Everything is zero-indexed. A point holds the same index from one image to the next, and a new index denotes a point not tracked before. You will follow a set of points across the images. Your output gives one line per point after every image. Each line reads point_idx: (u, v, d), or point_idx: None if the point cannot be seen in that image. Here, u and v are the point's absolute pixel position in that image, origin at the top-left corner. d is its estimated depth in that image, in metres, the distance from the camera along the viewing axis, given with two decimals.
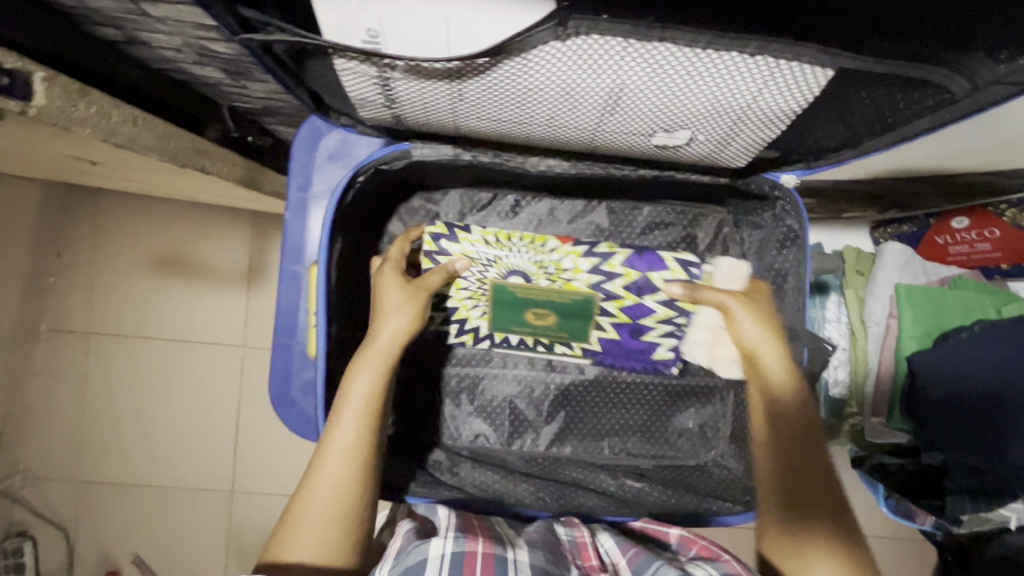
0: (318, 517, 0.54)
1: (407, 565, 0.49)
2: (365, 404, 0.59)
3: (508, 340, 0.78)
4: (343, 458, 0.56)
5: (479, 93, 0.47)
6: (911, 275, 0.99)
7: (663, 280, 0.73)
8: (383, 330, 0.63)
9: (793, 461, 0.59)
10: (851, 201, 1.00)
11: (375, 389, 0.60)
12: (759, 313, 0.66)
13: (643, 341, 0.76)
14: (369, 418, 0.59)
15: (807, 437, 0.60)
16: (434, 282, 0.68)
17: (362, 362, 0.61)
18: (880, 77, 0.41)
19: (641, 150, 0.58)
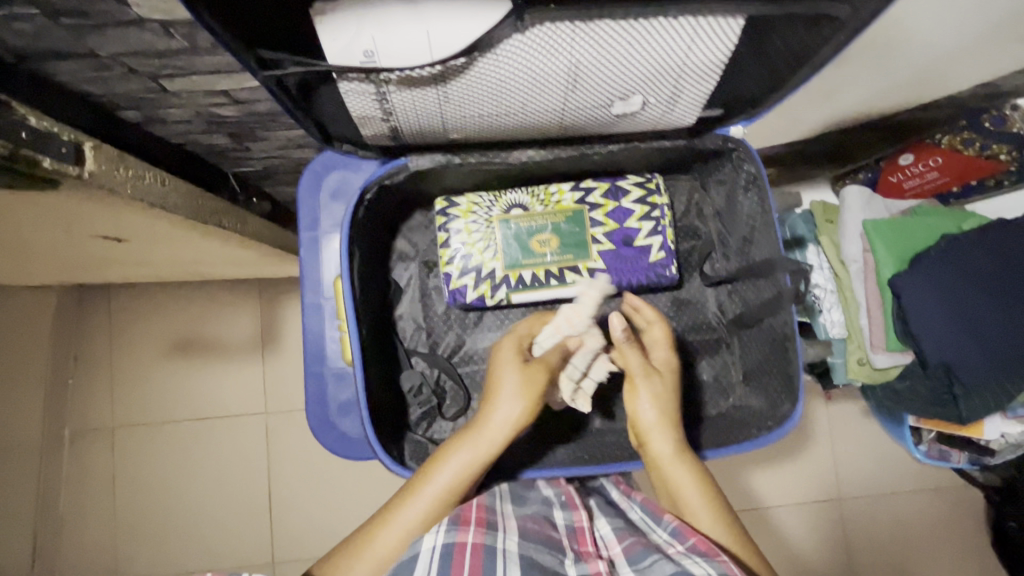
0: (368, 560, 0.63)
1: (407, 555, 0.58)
2: (447, 489, 0.66)
3: (523, 279, 0.81)
4: (409, 526, 0.65)
5: (460, 93, 0.56)
6: (876, 213, 1.05)
7: (630, 184, 0.82)
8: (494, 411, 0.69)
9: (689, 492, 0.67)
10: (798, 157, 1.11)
11: (463, 474, 0.67)
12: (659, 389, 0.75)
13: (636, 247, 0.82)
14: (448, 493, 0.66)
15: (701, 481, 0.68)
16: (552, 360, 0.73)
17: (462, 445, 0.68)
18: (783, 18, 0.51)
19: (606, 126, 0.66)
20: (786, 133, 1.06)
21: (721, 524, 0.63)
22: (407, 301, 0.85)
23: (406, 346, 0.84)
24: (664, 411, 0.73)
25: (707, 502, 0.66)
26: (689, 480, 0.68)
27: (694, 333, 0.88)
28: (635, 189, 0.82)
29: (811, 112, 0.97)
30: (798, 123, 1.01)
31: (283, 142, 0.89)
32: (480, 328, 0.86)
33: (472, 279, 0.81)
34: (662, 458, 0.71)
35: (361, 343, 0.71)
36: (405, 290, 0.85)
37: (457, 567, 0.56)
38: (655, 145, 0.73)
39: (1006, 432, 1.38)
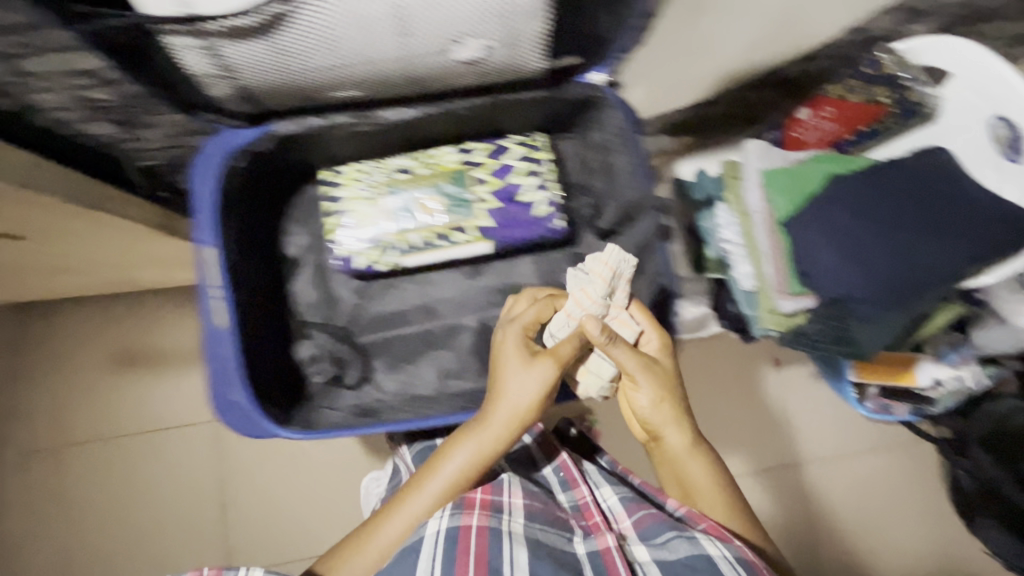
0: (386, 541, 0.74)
1: (421, 537, 0.69)
2: (456, 475, 0.75)
3: (412, 242, 0.82)
4: (415, 514, 0.74)
5: (296, 47, 0.58)
6: (775, 162, 1.07)
7: (511, 141, 0.84)
8: (500, 409, 0.75)
9: (699, 480, 0.78)
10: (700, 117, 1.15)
11: (466, 467, 0.74)
12: (661, 379, 0.78)
13: (521, 202, 0.83)
14: (453, 485, 0.74)
15: (707, 468, 0.79)
16: (564, 354, 0.76)
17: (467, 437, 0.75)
18: None
19: (462, 78, 0.68)
20: (684, 94, 1.09)
21: (723, 507, 0.76)
22: (303, 273, 0.86)
23: (301, 318, 0.84)
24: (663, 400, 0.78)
25: (715, 489, 0.77)
26: (700, 471, 0.79)
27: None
28: (517, 146, 0.84)
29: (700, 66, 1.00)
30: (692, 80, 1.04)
31: (173, 128, 0.89)
32: (379, 294, 0.87)
33: (360, 244, 0.82)
34: (677, 449, 0.80)
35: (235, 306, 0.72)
36: (300, 262, 0.86)
37: (464, 549, 0.67)
38: (518, 98, 0.75)
39: (939, 380, 1.40)
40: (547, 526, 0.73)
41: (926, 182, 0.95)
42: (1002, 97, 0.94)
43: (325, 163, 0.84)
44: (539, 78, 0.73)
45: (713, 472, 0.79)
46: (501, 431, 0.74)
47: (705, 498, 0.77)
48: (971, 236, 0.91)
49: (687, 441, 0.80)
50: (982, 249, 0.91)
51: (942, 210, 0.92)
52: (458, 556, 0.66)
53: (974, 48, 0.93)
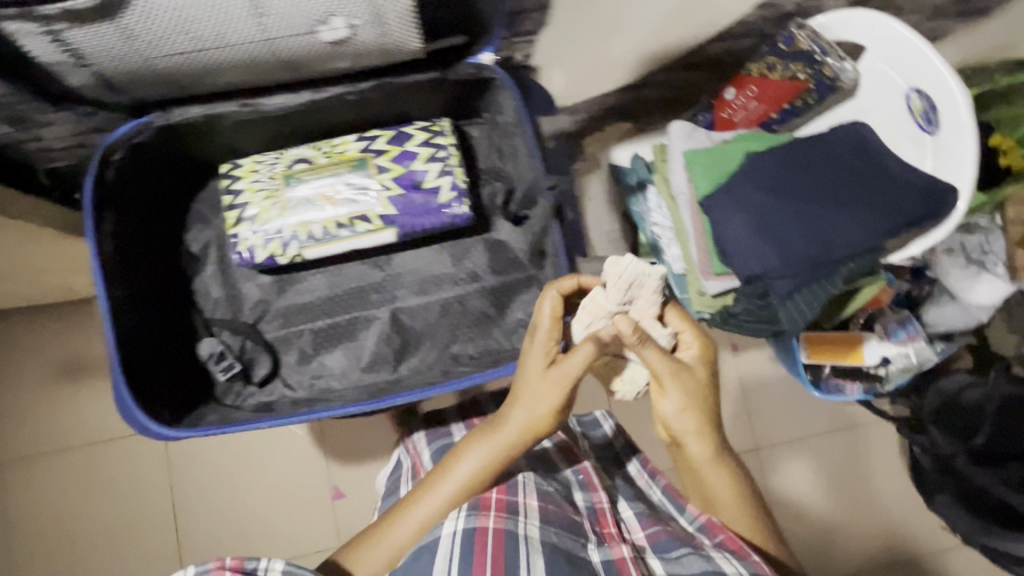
0: (390, 545, 0.73)
1: (430, 537, 0.66)
2: (466, 483, 0.73)
3: (313, 234, 0.80)
4: (420, 521, 0.73)
5: (146, 31, 0.56)
6: (699, 143, 1.06)
7: (414, 128, 0.82)
8: (514, 416, 0.73)
9: (724, 496, 0.74)
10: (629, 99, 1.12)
11: (474, 472, 0.73)
12: (692, 386, 0.74)
13: (425, 190, 0.82)
14: (460, 492, 0.73)
15: (733, 482, 0.75)
16: (576, 364, 0.73)
17: (481, 441, 0.74)
18: None
19: (334, 60, 0.66)
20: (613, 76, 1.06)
21: (748, 522, 0.74)
22: (207, 270, 0.84)
23: (205, 316, 0.82)
24: (691, 409, 0.74)
25: (741, 505, 0.74)
26: (725, 486, 0.75)
27: (505, 274, 0.87)
28: (419, 133, 0.82)
29: (627, 40, 0.97)
30: (622, 61, 1.01)
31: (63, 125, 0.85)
32: (287, 288, 0.85)
33: (258, 237, 0.80)
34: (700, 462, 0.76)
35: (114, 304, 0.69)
36: (203, 258, 0.83)
37: (478, 549, 0.64)
38: (404, 84, 0.74)
39: (886, 358, 1.36)
40: (562, 528, 0.69)
41: (841, 155, 0.95)
42: (917, 72, 0.94)
43: (224, 156, 0.82)
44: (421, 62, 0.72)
45: (740, 486, 0.75)
46: (512, 437, 0.73)
47: (730, 514, 0.74)
48: (887, 205, 0.90)
49: (713, 453, 0.75)
50: (902, 217, 0.90)
51: (857, 183, 0.93)
52: (473, 557, 0.63)
53: (889, 24, 0.94)
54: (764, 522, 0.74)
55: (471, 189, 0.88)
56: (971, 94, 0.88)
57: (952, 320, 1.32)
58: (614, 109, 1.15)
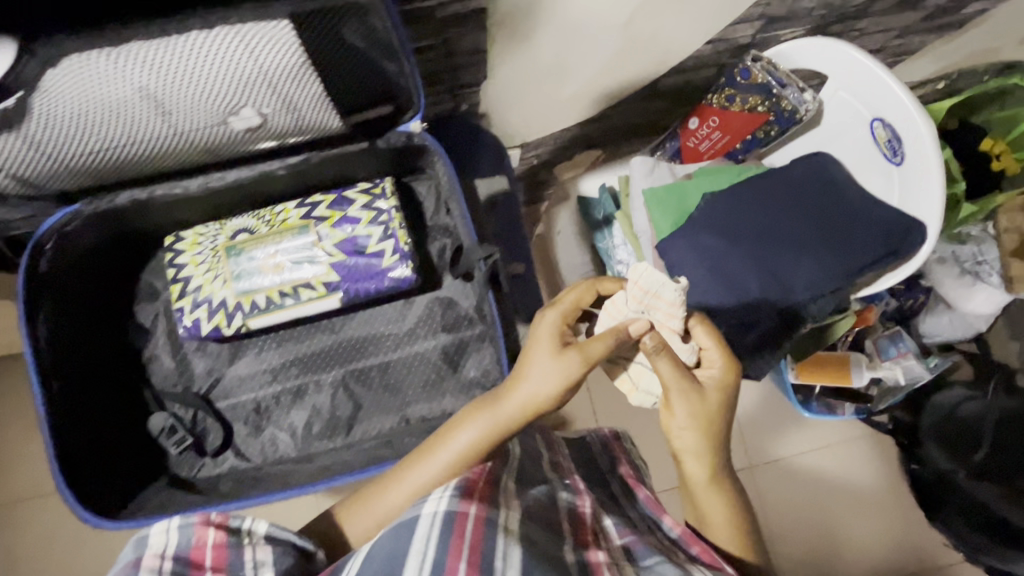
0: (375, 512, 0.70)
1: (405, 516, 0.55)
2: (465, 452, 0.70)
3: (257, 304, 0.80)
4: (410, 491, 0.69)
5: (50, 134, 0.56)
6: (660, 178, 1.03)
7: (356, 191, 0.81)
8: (523, 390, 0.70)
9: (714, 515, 0.72)
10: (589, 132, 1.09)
11: (476, 445, 0.70)
12: (705, 405, 0.70)
13: (368, 254, 0.81)
14: (458, 465, 0.70)
15: (725, 502, 0.73)
16: (595, 351, 0.69)
17: (485, 414, 0.71)
18: (310, 15, 0.50)
19: (250, 140, 0.67)
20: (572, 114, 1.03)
21: (734, 540, 0.72)
22: (156, 342, 0.84)
23: (154, 390, 0.82)
24: (698, 424, 0.70)
25: (729, 526, 0.72)
26: (715, 505, 0.73)
27: (456, 332, 0.86)
28: (360, 196, 0.81)
29: (587, 79, 0.92)
30: (584, 96, 0.96)
31: None
32: (235, 357, 0.84)
33: (203, 311, 0.80)
34: (694, 479, 0.73)
35: (48, 397, 0.70)
36: (152, 331, 0.84)
37: (456, 538, 0.53)
38: (328, 153, 0.73)
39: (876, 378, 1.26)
40: (537, 524, 0.60)
41: (804, 190, 0.92)
42: (878, 101, 0.89)
43: (167, 229, 0.81)
44: (343, 132, 0.70)
45: (732, 505, 0.73)
46: (519, 412, 0.70)
47: (718, 533, 0.72)
48: (853, 244, 0.88)
49: (709, 470, 0.72)
50: (869, 256, 0.87)
51: (824, 220, 0.90)
52: (452, 539, 0.53)
53: (846, 51, 0.89)
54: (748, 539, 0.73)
55: (419, 246, 0.87)
56: (932, 123, 0.83)
57: (953, 330, 1.28)
58: (578, 139, 1.11)
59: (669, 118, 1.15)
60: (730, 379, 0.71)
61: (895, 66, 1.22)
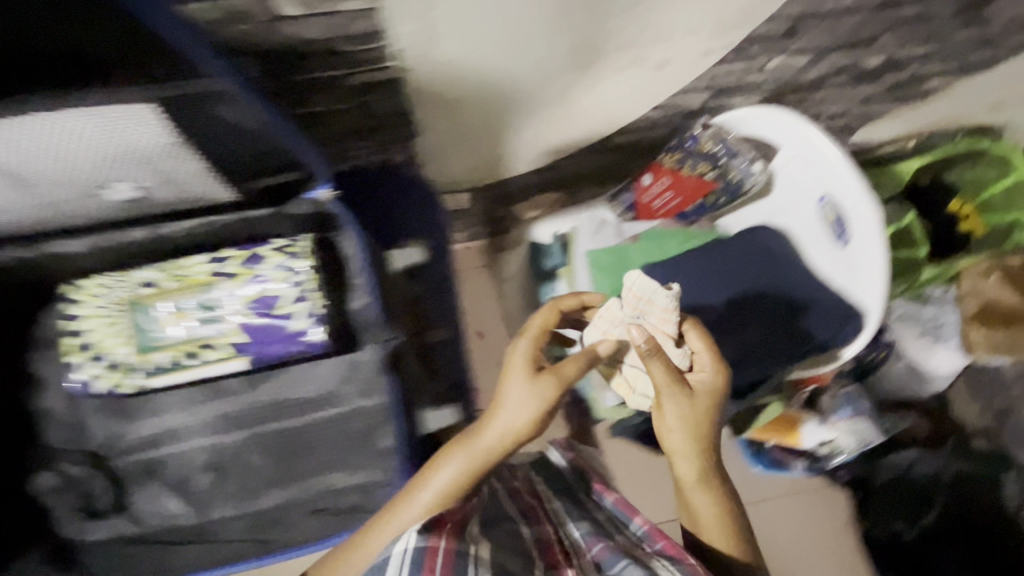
0: (360, 560, 0.65)
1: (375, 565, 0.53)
2: (444, 494, 0.65)
3: (159, 363, 0.76)
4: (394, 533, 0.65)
5: None
6: (605, 240, 1.00)
7: (270, 249, 0.76)
8: (498, 421, 0.65)
9: (706, 517, 0.69)
10: (541, 178, 1.05)
11: (455, 482, 0.65)
12: (694, 409, 0.66)
13: (279, 317, 0.77)
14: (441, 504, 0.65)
15: (717, 504, 0.69)
16: (568, 374, 0.66)
17: (457, 452, 0.66)
18: (175, 100, 0.52)
19: (132, 207, 0.68)
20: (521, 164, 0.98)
21: (730, 541, 0.68)
22: (51, 394, 0.79)
23: (46, 444, 0.78)
24: (689, 431, 0.66)
25: (726, 527, 0.69)
26: (708, 505, 0.69)
27: (370, 397, 0.81)
28: (274, 254, 0.76)
29: (534, 134, 0.86)
30: (533, 152, 0.90)
31: None
32: (138, 414, 0.80)
33: (101, 367, 0.76)
34: (686, 482, 0.69)
35: None
36: (49, 382, 0.79)
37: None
38: (209, 224, 0.74)
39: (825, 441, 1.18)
40: (506, 551, 0.56)
41: (746, 266, 0.91)
42: (827, 178, 0.85)
43: (63, 277, 0.76)
44: (237, 202, 0.72)
45: (727, 502, 0.70)
46: (499, 445, 0.65)
47: (714, 537, 0.69)
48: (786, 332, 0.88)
49: (703, 472, 0.69)
50: (803, 343, 0.87)
51: (760, 303, 0.89)
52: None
53: (796, 123, 0.84)
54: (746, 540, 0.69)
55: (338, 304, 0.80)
56: (880, 206, 0.79)
57: (903, 389, 1.22)
58: (531, 184, 1.07)
59: (628, 166, 1.11)
60: (721, 382, 0.67)
61: (867, 124, 1.17)
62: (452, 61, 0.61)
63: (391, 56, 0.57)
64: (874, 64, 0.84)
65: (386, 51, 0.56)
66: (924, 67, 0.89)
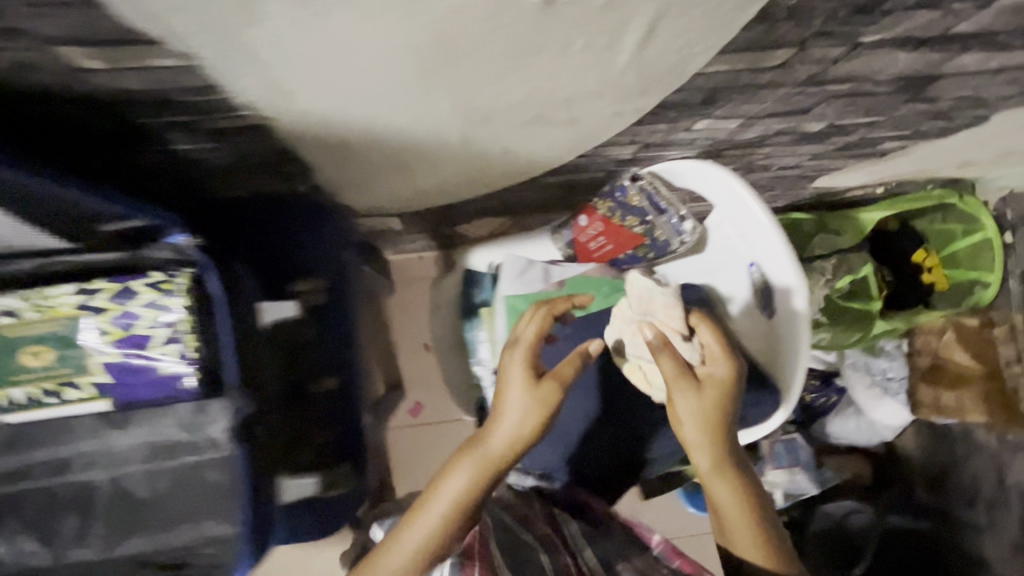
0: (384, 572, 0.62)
1: None
2: (455, 500, 0.65)
3: (13, 399, 0.71)
4: (409, 552, 0.63)
5: None
6: (528, 284, 0.95)
7: (140, 287, 0.69)
8: (501, 429, 0.67)
9: (731, 516, 0.63)
10: (471, 205, 0.99)
11: (471, 487, 0.65)
12: (707, 400, 0.64)
13: (144, 359, 0.72)
14: (453, 514, 0.64)
15: (743, 505, 0.63)
16: (564, 375, 0.69)
17: (466, 459, 0.66)
18: None
19: None
20: (446, 195, 0.92)
21: (760, 547, 0.62)
22: None
23: None
24: (708, 424, 0.64)
25: (755, 529, 0.63)
26: (734, 506, 0.63)
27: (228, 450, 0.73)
28: (147, 292, 0.70)
29: (446, 172, 0.79)
30: (455, 183, 0.84)
31: None
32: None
33: None
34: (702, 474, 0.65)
35: None
36: None
37: None
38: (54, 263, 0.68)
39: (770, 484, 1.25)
40: None
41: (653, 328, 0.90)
42: (755, 244, 0.80)
43: None
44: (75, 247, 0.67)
45: (754, 502, 0.64)
46: (506, 449, 0.66)
47: (741, 542, 0.63)
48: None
49: (729, 470, 0.64)
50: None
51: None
52: None
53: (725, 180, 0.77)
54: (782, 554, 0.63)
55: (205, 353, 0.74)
56: (802, 279, 0.75)
57: (858, 435, 1.34)
58: (461, 210, 1.01)
59: (568, 199, 1.04)
60: (729, 370, 0.66)
61: (828, 173, 1.10)
62: (319, 114, 0.54)
63: (244, 106, 0.51)
64: (817, 128, 0.77)
65: (235, 103, 0.50)
66: (875, 131, 0.81)
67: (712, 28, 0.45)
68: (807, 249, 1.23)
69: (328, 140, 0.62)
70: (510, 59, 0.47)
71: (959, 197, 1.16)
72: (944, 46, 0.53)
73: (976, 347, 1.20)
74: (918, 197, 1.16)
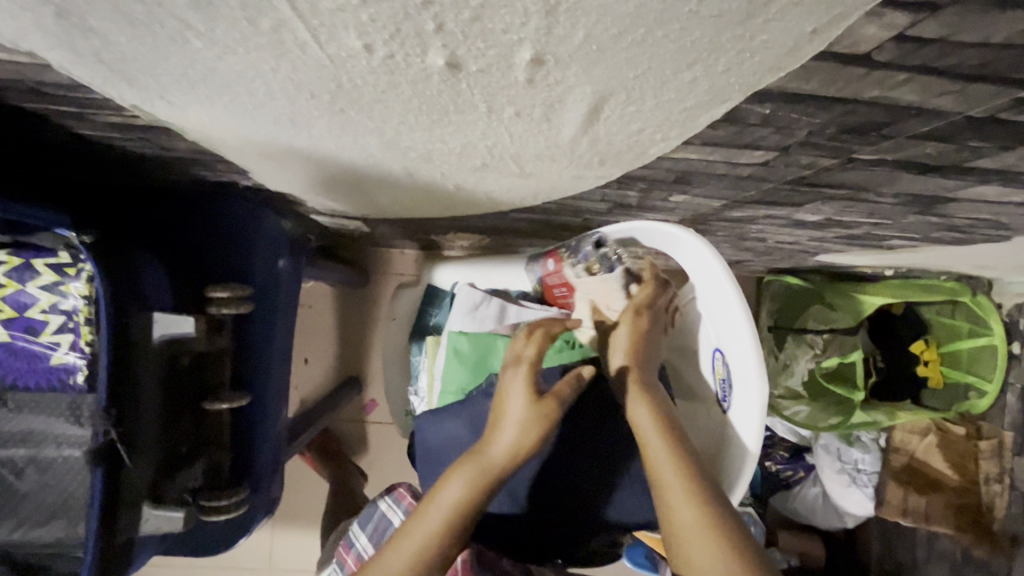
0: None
1: None
2: (454, 511, 0.58)
3: None
4: (410, 556, 0.56)
5: None
6: (479, 323, 0.89)
7: (43, 264, 0.57)
8: (501, 441, 0.62)
9: (669, 480, 0.56)
10: (436, 222, 0.92)
11: (467, 494, 0.59)
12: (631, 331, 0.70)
13: (35, 345, 0.58)
14: (450, 525, 0.58)
15: (684, 472, 0.56)
16: (564, 394, 0.66)
17: (465, 462, 0.61)
18: None
19: None
20: (408, 212, 0.85)
21: (699, 515, 0.53)
22: None
23: None
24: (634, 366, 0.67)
25: (692, 496, 0.54)
26: (671, 470, 0.57)
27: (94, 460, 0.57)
28: (47, 273, 0.57)
29: (397, 194, 0.71)
30: (412, 204, 0.75)
31: None
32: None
33: None
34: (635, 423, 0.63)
35: None
36: None
37: None
38: None
39: None
40: None
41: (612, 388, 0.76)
42: (720, 329, 0.68)
43: None
44: None
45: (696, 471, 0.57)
46: (505, 462, 0.61)
47: (677, 508, 0.54)
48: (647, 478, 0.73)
49: (664, 427, 0.61)
50: None
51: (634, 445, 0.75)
52: None
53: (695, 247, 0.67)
54: (740, 544, 0.51)
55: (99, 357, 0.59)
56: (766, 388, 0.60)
57: (813, 514, 1.22)
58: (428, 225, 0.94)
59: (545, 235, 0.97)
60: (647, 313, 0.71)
61: (829, 254, 1.02)
62: (222, 127, 0.47)
63: (132, 108, 0.44)
64: (812, 219, 0.69)
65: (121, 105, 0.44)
66: (879, 230, 0.73)
67: (667, 119, 0.37)
68: (799, 320, 1.14)
69: (250, 149, 0.55)
70: (428, 113, 0.39)
71: (972, 295, 1.06)
72: (958, 174, 0.44)
73: (958, 458, 1.11)
74: (929, 291, 1.06)
